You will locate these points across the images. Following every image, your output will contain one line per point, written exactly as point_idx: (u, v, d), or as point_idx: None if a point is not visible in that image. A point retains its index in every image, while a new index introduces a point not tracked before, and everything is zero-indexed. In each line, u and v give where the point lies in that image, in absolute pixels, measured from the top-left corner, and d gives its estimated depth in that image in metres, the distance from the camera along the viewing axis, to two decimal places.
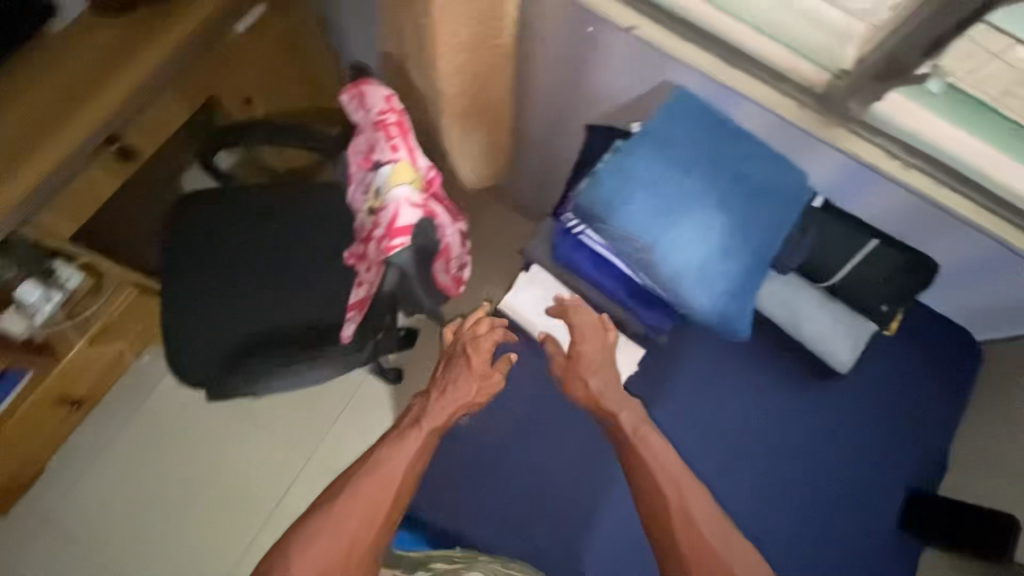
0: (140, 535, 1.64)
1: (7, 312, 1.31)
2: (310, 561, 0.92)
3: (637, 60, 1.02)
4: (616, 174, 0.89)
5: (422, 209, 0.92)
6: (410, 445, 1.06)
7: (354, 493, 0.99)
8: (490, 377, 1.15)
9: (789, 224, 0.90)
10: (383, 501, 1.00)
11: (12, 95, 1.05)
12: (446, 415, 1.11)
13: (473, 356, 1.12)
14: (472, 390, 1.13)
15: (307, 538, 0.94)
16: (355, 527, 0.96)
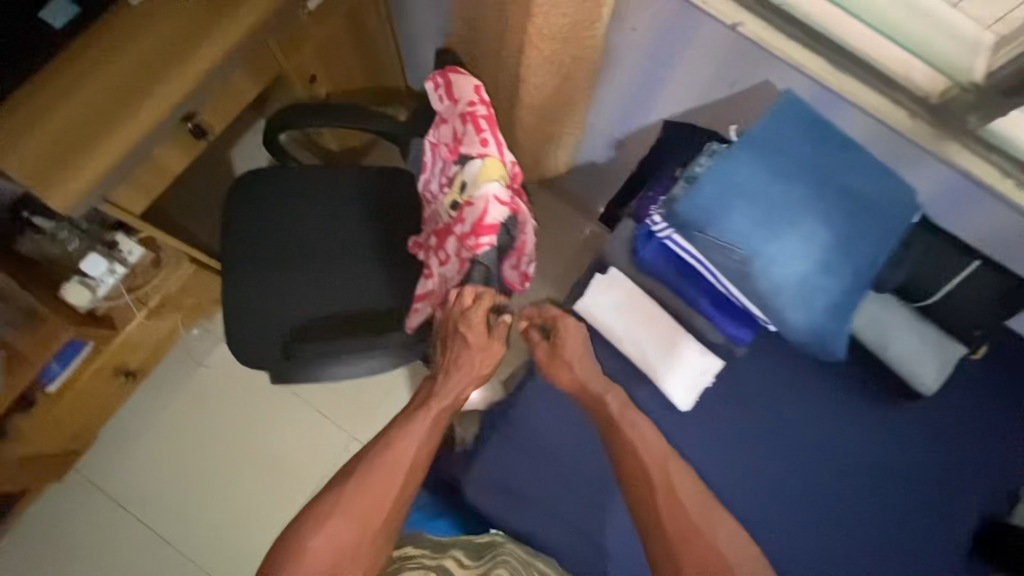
0: (185, 507, 1.67)
1: (72, 283, 1.32)
2: (326, 541, 0.92)
3: (734, 60, 0.96)
4: (717, 182, 0.86)
5: (507, 207, 0.89)
6: (421, 425, 1.02)
7: (368, 476, 0.97)
8: (489, 348, 1.02)
9: (895, 241, 0.87)
10: (392, 488, 0.97)
11: (89, 66, 1.02)
12: (460, 392, 1.04)
13: (469, 337, 0.99)
14: (474, 364, 1.02)
15: (321, 521, 0.94)
16: (366, 510, 0.95)
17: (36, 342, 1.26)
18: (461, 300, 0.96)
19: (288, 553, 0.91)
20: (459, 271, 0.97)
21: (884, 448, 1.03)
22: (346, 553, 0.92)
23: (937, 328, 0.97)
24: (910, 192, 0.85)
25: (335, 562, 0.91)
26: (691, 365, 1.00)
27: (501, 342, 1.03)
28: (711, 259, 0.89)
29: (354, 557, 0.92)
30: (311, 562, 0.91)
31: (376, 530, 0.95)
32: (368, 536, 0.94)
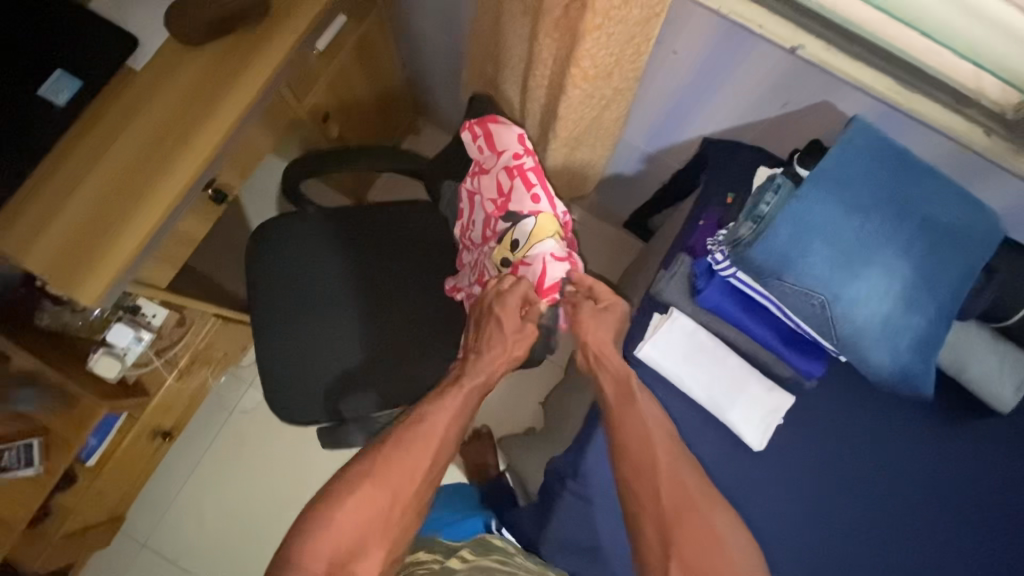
0: (220, 541, 1.63)
1: (95, 355, 1.23)
2: (351, 522, 0.82)
3: (789, 80, 0.90)
4: (792, 223, 0.83)
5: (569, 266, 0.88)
6: (451, 402, 0.91)
7: (397, 455, 0.86)
8: (523, 332, 0.92)
9: (979, 267, 0.83)
10: (425, 458, 0.87)
11: (102, 143, 0.96)
12: (490, 375, 0.94)
13: (505, 325, 0.90)
14: (507, 346, 0.92)
15: (344, 499, 0.83)
16: (399, 479, 0.85)
17: (73, 422, 1.22)
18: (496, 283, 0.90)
19: (305, 531, 0.81)
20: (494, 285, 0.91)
21: (963, 467, 1.00)
22: (371, 535, 0.82)
23: (1015, 348, 0.94)
24: (992, 217, 0.82)
25: (358, 543, 0.81)
26: (761, 404, 0.97)
27: (534, 324, 0.93)
28: (785, 303, 0.87)
29: (379, 541, 0.82)
30: (332, 542, 0.80)
31: (402, 513, 0.85)
32: (394, 518, 0.84)
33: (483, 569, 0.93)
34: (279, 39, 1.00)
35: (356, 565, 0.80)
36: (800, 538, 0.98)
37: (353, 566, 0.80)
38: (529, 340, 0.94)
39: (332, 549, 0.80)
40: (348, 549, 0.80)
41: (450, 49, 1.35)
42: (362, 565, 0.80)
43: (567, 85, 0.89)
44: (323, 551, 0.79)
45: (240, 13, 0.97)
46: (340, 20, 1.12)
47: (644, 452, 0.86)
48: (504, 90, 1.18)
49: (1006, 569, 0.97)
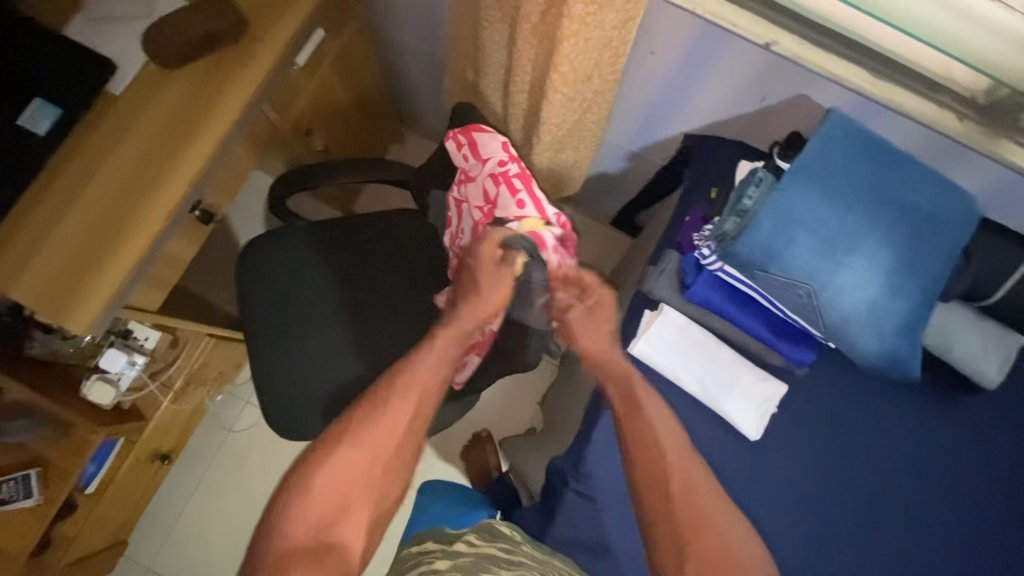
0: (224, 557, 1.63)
1: (90, 382, 1.23)
2: (332, 486, 0.81)
3: (766, 75, 0.92)
4: (774, 216, 0.84)
5: (549, 251, 0.88)
6: (428, 354, 0.90)
7: (374, 415, 0.85)
8: (498, 283, 0.90)
9: (959, 250, 0.85)
10: (406, 412, 0.86)
11: (86, 170, 0.96)
12: (466, 327, 0.92)
13: (477, 273, 0.90)
14: (480, 296, 0.90)
15: (321, 462, 0.82)
16: (379, 435, 0.84)
17: (72, 452, 1.21)
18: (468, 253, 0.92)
19: (288, 498, 0.80)
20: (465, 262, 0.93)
21: (948, 444, 1.03)
22: (354, 495, 0.82)
23: (996, 324, 0.97)
24: (969, 202, 0.84)
25: (341, 506, 0.81)
26: (752, 394, 0.99)
27: (510, 279, 0.89)
28: (773, 295, 0.89)
29: (363, 500, 0.82)
30: (313, 507, 0.80)
31: (384, 470, 0.84)
32: (377, 476, 0.84)
33: (488, 559, 0.96)
34: (258, 58, 1.00)
35: (342, 524, 0.80)
36: (799, 523, 1.00)
37: (339, 526, 0.80)
38: (505, 293, 0.90)
39: (314, 515, 0.80)
40: (331, 513, 0.80)
41: (430, 58, 1.35)
42: (348, 527, 0.81)
43: (549, 90, 0.91)
44: (304, 516, 0.79)
45: (219, 33, 0.97)
46: (319, 35, 1.12)
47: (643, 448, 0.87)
48: (486, 97, 1.19)
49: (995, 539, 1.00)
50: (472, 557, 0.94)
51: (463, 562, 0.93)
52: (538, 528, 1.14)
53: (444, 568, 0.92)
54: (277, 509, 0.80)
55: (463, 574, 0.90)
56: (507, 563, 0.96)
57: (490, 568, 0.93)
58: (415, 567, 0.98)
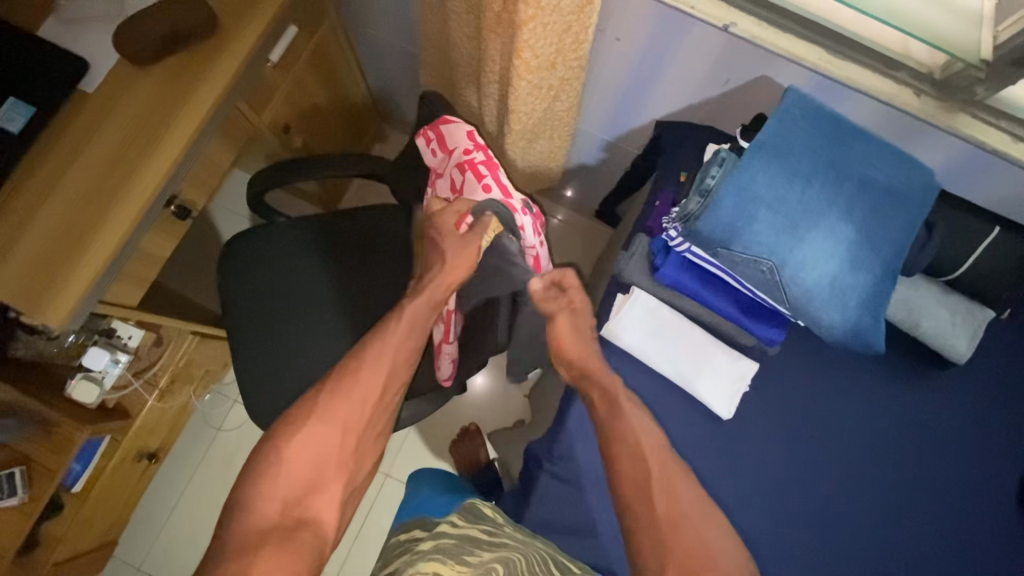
0: None
1: (75, 381, 1.24)
2: (303, 460, 0.82)
3: (727, 57, 0.92)
4: (735, 192, 0.87)
5: (522, 215, 0.92)
6: (396, 331, 0.92)
7: (343, 390, 0.87)
8: (461, 250, 0.89)
9: (918, 223, 0.88)
10: (374, 388, 0.88)
11: (61, 166, 0.97)
12: (436, 295, 0.93)
13: (442, 240, 0.91)
14: (446, 262, 0.90)
15: (290, 438, 0.83)
16: (348, 411, 0.86)
17: (53, 449, 1.21)
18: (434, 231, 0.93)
19: (259, 476, 0.80)
20: (436, 242, 0.93)
21: (912, 419, 1.05)
22: (326, 469, 0.83)
23: (965, 298, 1.00)
24: (926, 174, 0.87)
25: (313, 479, 0.82)
26: (723, 374, 1.02)
27: (478, 247, 0.89)
28: (737, 272, 0.92)
29: (336, 472, 0.84)
30: (285, 482, 0.80)
31: (357, 440, 0.86)
32: (350, 447, 0.86)
33: (471, 541, 0.96)
34: (227, 55, 1.01)
35: (315, 497, 0.81)
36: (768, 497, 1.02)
37: (312, 500, 0.81)
38: (472, 261, 0.90)
39: (287, 491, 0.80)
40: (302, 486, 0.81)
41: (404, 52, 1.36)
42: (321, 499, 0.82)
43: (515, 76, 0.92)
44: (276, 492, 0.79)
45: (188, 29, 0.98)
46: (291, 31, 1.13)
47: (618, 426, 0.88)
48: (460, 89, 1.20)
49: (962, 512, 1.02)
50: (453, 539, 0.94)
51: (445, 543, 0.94)
52: (517, 511, 1.15)
53: (425, 548, 0.93)
54: (247, 486, 0.80)
55: (444, 555, 0.89)
56: (490, 544, 0.96)
57: (471, 549, 0.93)
58: (399, 554, 0.99)
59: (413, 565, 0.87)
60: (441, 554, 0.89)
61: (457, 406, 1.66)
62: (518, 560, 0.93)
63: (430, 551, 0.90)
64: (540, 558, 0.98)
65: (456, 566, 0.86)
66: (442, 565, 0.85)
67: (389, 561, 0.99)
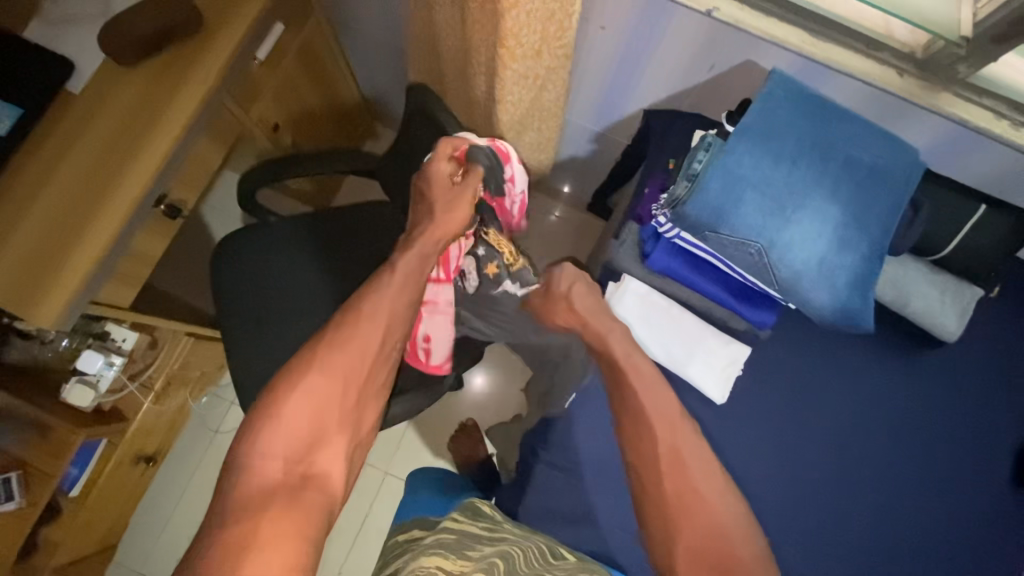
0: None
1: (70, 385, 1.24)
2: (303, 414, 0.79)
3: (712, 44, 0.93)
4: (722, 174, 0.89)
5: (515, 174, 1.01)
6: (391, 286, 0.91)
7: (340, 341, 0.84)
8: (453, 200, 0.94)
9: (904, 200, 0.90)
10: (372, 336, 0.86)
11: (53, 163, 0.98)
12: (426, 245, 0.94)
13: (433, 191, 0.94)
14: (436, 211, 0.94)
15: (290, 389, 0.80)
16: (346, 363, 0.83)
17: (51, 454, 1.21)
18: (431, 200, 0.94)
19: (257, 428, 0.78)
20: (438, 211, 0.94)
21: (895, 398, 1.08)
22: (327, 424, 0.80)
23: (954, 278, 1.03)
24: (910, 154, 0.89)
25: (315, 433, 0.79)
26: (717, 361, 1.05)
27: (471, 196, 0.94)
28: (727, 255, 0.94)
29: (338, 428, 0.81)
30: (285, 435, 0.78)
31: (358, 394, 0.84)
32: (351, 400, 0.83)
33: (470, 537, 0.96)
34: (213, 51, 1.01)
35: (319, 453, 0.78)
36: (760, 479, 1.04)
37: (316, 455, 0.78)
38: (465, 211, 0.94)
39: (288, 441, 0.77)
40: (305, 441, 0.78)
41: (392, 47, 1.36)
42: (325, 454, 0.79)
43: (501, 67, 0.91)
44: (276, 446, 0.77)
45: (174, 27, 0.98)
46: (278, 29, 1.13)
47: (622, 413, 0.88)
48: (448, 84, 1.20)
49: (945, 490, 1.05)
50: (454, 536, 0.94)
51: (446, 539, 0.94)
52: (515, 503, 1.16)
53: (428, 544, 0.92)
54: (239, 456, 0.76)
55: (445, 550, 0.89)
56: (490, 539, 0.96)
57: (472, 544, 0.93)
58: (400, 554, 0.98)
59: (415, 561, 0.86)
60: (443, 549, 0.89)
61: (455, 402, 1.66)
62: (517, 555, 0.93)
63: (431, 547, 0.90)
64: (539, 551, 0.99)
65: (459, 560, 0.86)
66: (444, 560, 0.85)
67: (389, 562, 0.99)
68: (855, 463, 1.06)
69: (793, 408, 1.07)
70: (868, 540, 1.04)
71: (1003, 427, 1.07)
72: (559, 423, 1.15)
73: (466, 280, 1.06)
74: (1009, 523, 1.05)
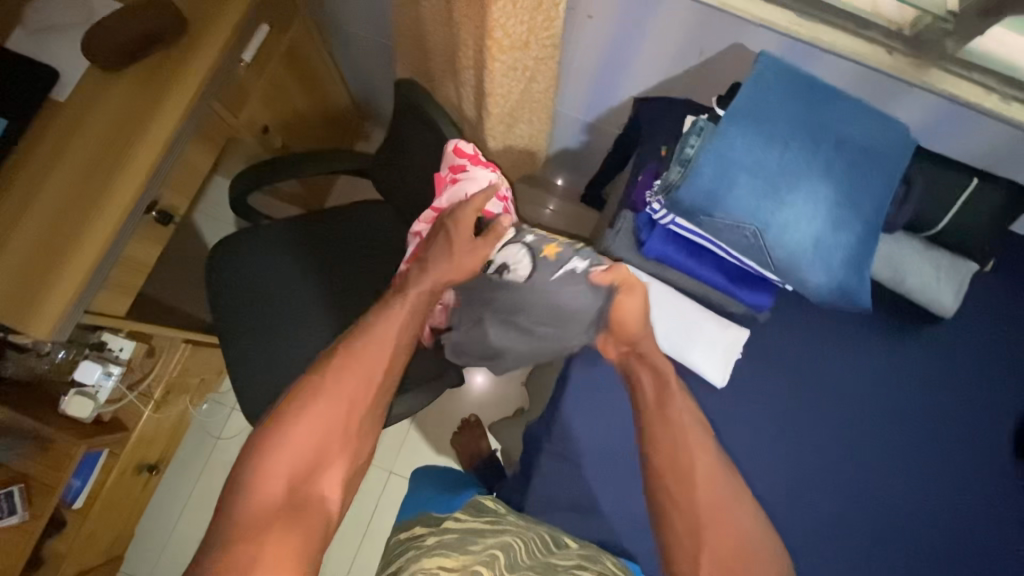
0: None
1: (69, 398, 1.22)
2: (309, 434, 0.82)
3: (700, 28, 0.93)
4: (714, 158, 0.89)
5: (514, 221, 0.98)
6: (399, 313, 0.91)
7: (343, 368, 0.86)
8: (473, 252, 0.92)
9: (897, 178, 0.90)
10: (376, 362, 0.87)
11: (40, 176, 0.97)
12: (437, 286, 0.93)
13: (458, 231, 0.90)
14: (456, 258, 0.91)
15: (295, 416, 0.82)
16: (351, 392, 0.85)
17: (53, 465, 1.21)
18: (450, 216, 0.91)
19: (265, 448, 0.81)
20: (454, 233, 0.91)
21: (895, 375, 1.09)
22: (330, 449, 0.82)
23: (948, 253, 1.03)
24: (901, 130, 0.89)
25: (317, 458, 0.81)
26: (714, 346, 1.05)
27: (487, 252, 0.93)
28: (723, 239, 0.94)
29: (340, 452, 0.83)
30: (291, 458, 0.80)
31: (360, 422, 0.85)
32: (353, 428, 0.84)
33: (473, 532, 0.96)
34: (198, 56, 1.00)
35: (319, 477, 0.81)
36: (761, 462, 1.05)
37: (319, 478, 0.81)
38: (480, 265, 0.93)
39: (294, 459, 0.81)
40: (309, 466, 0.81)
41: (380, 45, 1.35)
42: (326, 478, 0.81)
43: (490, 59, 0.91)
44: (281, 468, 0.79)
45: (156, 34, 0.97)
46: (263, 30, 1.12)
47: None
48: (437, 78, 1.20)
49: (942, 464, 1.06)
50: (457, 534, 0.94)
51: (448, 538, 0.93)
52: (519, 496, 1.16)
53: (430, 544, 0.92)
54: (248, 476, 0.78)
55: (448, 550, 0.89)
56: (492, 533, 0.96)
57: (475, 539, 0.93)
58: (404, 552, 0.98)
59: (418, 562, 0.87)
60: (444, 548, 0.89)
61: (456, 398, 1.66)
62: (518, 546, 0.93)
63: (433, 547, 0.90)
64: (541, 541, 0.99)
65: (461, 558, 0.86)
66: (446, 559, 0.86)
67: (393, 560, 0.99)
68: (854, 442, 1.07)
69: (792, 389, 1.08)
70: (869, 517, 1.04)
71: (999, 403, 1.08)
72: (559, 414, 1.15)
73: (513, 270, 0.91)
74: (1007, 496, 1.05)
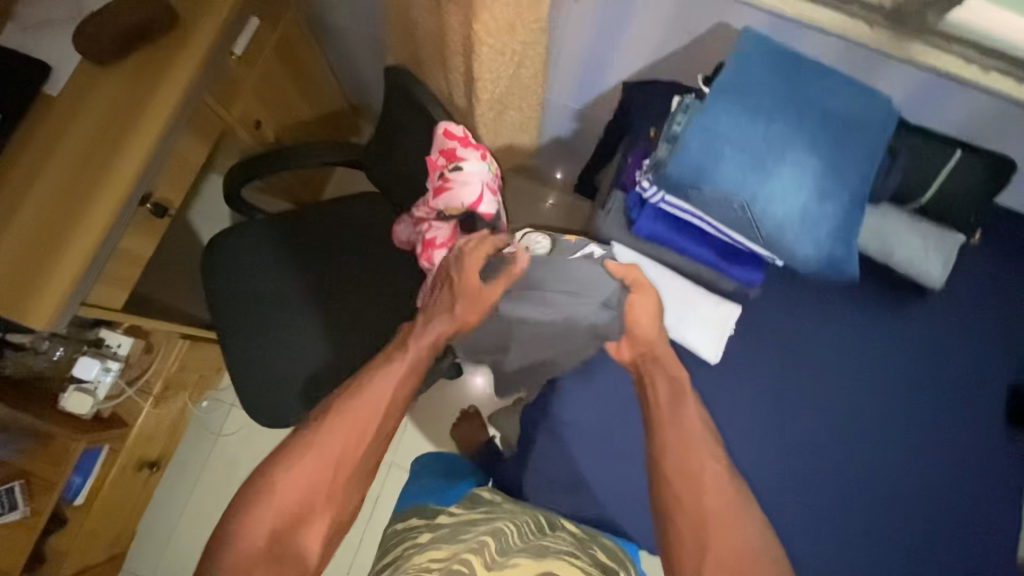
0: None
1: (67, 393, 1.23)
2: (292, 490, 0.80)
3: (684, 7, 0.94)
4: (700, 133, 0.91)
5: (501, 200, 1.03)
6: (399, 366, 0.91)
7: (334, 424, 0.84)
8: (477, 300, 0.93)
9: (880, 151, 0.92)
10: (367, 421, 0.86)
11: (32, 173, 0.97)
12: (438, 340, 0.94)
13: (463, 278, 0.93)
14: (457, 313, 0.93)
15: (282, 466, 0.81)
16: (339, 451, 0.83)
17: (52, 461, 1.21)
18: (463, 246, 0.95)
19: (252, 500, 0.79)
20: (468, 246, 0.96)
21: (885, 350, 1.10)
22: (315, 502, 0.80)
23: (934, 225, 1.05)
24: (884, 102, 0.90)
25: (302, 510, 0.79)
26: (707, 322, 1.06)
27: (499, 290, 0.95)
28: (712, 214, 0.96)
29: (324, 508, 0.81)
30: (275, 511, 0.79)
31: (347, 480, 0.83)
32: (338, 486, 0.82)
33: (466, 524, 0.96)
34: (187, 49, 1.01)
35: (299, 533, 0.79)
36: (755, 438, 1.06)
37: (301, 531, 0.79)
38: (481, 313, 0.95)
39: (277, 516, 0.79)
40: (293, 518, 0.79)
41: (370, 36, 1.36)
42: (309, 531, 0.79)
43: (477, 43, 0.92)
44: (266, 516, 0.78)
45: (145, 27, 0.98)
46: (252, 23, 1.13)
47: None
48: (426, 67, 1.20)
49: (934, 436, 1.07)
50: (449, 527, 0.94)
51: (441, 532, 0.93)
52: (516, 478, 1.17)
53: (423, 540, 0.92)
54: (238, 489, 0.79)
55: (441, 543, 0.89)
56: (485, 521, 0.96)
57: (466, 530, 0.93)
58: (399, 544, 0.98)
59: (410, 559, 0.86)
60: (437, 542, 0.89)
61: (454, 388, 1.67)
62: (510, 531, 0.93)
63: (426, 543, 0.90)
64: (536, 524, 1.00)
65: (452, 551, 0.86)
66: (436, 551, 0.86)
67: (389, 551, 0.99)
68: (846, 416, 1.08)
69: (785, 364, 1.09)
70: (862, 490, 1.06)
71: (989, 374, 1.09)
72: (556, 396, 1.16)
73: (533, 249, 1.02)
74: (999, 466, 1.07)
